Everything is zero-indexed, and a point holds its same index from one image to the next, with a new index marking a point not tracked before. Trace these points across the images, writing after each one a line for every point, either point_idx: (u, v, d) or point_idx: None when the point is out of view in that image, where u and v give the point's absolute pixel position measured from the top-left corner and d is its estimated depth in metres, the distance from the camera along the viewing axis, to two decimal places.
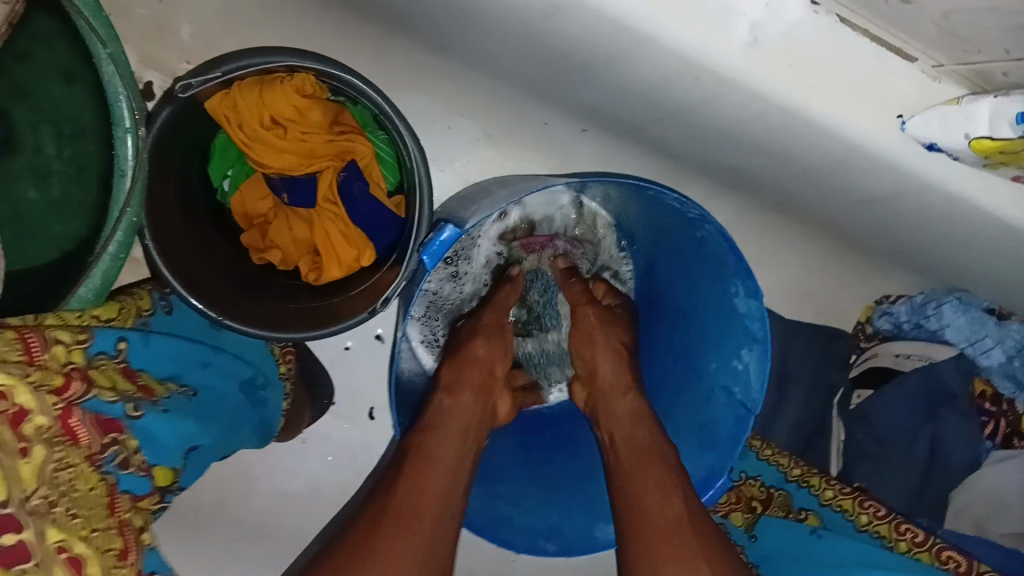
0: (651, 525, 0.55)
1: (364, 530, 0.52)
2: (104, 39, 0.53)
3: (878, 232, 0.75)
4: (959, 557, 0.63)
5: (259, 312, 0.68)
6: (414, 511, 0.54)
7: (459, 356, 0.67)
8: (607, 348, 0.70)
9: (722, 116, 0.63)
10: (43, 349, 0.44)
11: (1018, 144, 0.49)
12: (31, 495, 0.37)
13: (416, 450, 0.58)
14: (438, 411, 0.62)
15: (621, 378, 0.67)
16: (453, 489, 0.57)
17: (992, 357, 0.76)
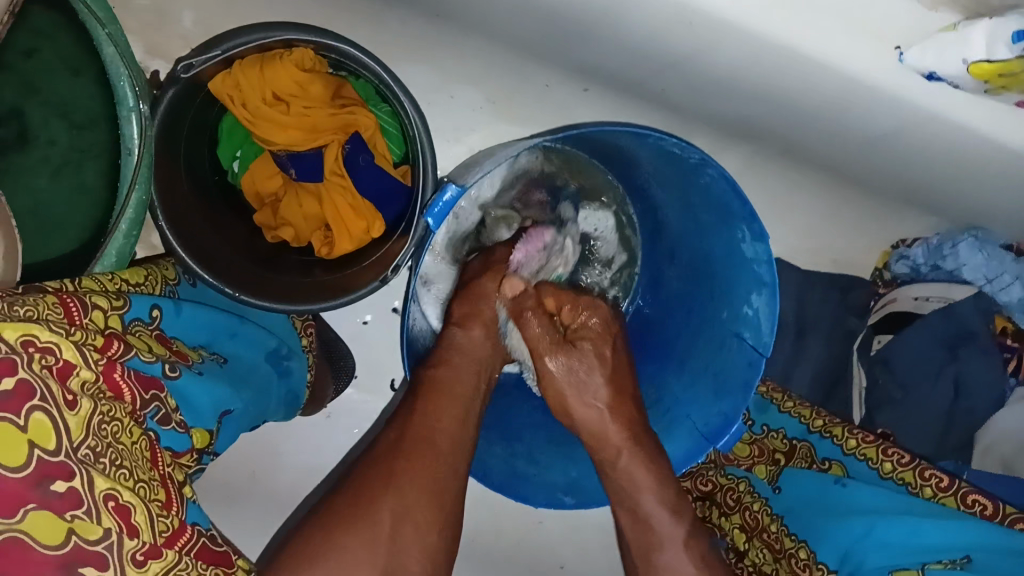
0: (635, 485, 0.60)
1: (386, 454, 0.54)
2: (104, 19, 0.57)
3: (888, 171, 0.75)
4: (986, 501, 0.58)
5: (272, 284, 0.70)
6: (434, 438, 0.56)
7: (474, 288, 0.68)
8: (588, 398, 0.63)
9: (720, 60, 0.64)
10: (83, 313, 0.46)
11: (1017, 65, 0.49)
12: (81, 445, 0.38)
13: (431, 376, 0.61)
14: (450, 344, 0.65)
15: (608, 442, 0.61)
16: (467, 414, 0.60)
17: (1011, 293, 0.78)
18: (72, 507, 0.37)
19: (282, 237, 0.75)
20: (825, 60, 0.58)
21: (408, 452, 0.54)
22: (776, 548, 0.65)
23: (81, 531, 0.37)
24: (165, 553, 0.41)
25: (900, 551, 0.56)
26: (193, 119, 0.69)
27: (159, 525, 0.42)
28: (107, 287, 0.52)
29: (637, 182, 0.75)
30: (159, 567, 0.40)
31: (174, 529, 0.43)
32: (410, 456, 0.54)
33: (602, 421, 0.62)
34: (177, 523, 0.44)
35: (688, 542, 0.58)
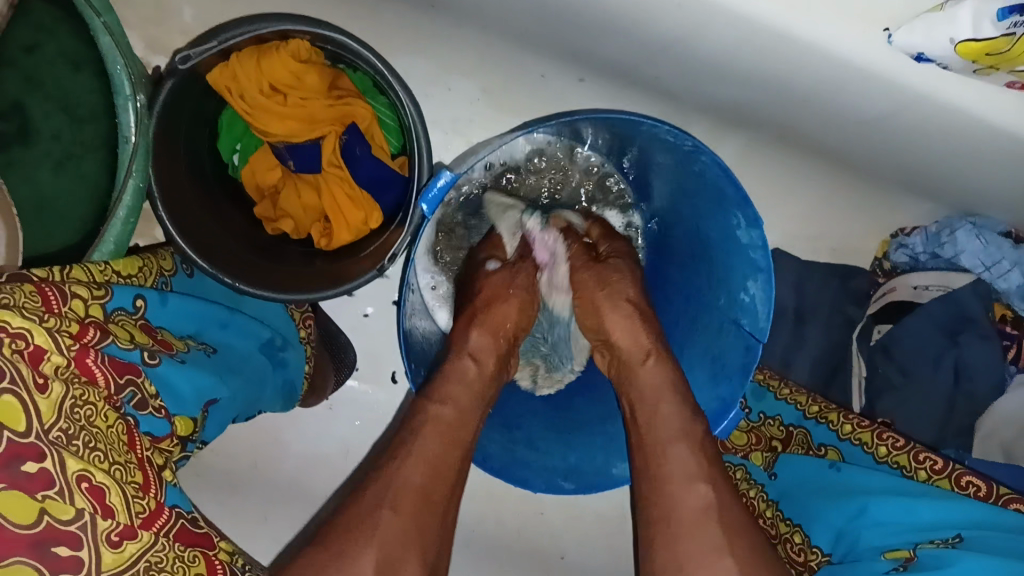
0: (656, 396, 0.61)
1: (370, 497, 0.53)
2: (100, 10, 0.59)
3: (883, 157, 0.76)
4: (980, 482, 0.58)
5: (276, 277, 0.71)
6: (425, 490, 0.55)
7: (491, 317, 0.68)
8: (610, 304, 0.68)
9: (710, 45, 0.65)
10: (62, 302, 0.47)
11: (1003, 43, 0.50)
12: (51, 428, 0.40)
13: (435, 409, 0.60)
14: (459, 376, 0.64)
15: (639, 343, 0.65)
16: (457, 462, 0.59)
17: (1009, 280, 0.78)
18: (42, 487, 0.38)
19: (282, 229, 0.76)
20: (814, 42, 0.59)
21: (394, 501, 0.53)
22: (771, 533, 0.66)
23: (54, 511, 0.39)
24: (141, 535, 0.43)
25: (894, 529, 0.57)
26: (192, 110, 0.71)
27: (135, 507, 0.43)
28: (94, 278, 0.53)
29: (639, 173, 0.75)
30: (135, 548, 0.42)
31: (151, 511, 0.44)
32: (396, 505, 0.52)
33: (634, 322, 0.66)
34: (153, 505, 0.45)
35: (711, 462, 0.56)
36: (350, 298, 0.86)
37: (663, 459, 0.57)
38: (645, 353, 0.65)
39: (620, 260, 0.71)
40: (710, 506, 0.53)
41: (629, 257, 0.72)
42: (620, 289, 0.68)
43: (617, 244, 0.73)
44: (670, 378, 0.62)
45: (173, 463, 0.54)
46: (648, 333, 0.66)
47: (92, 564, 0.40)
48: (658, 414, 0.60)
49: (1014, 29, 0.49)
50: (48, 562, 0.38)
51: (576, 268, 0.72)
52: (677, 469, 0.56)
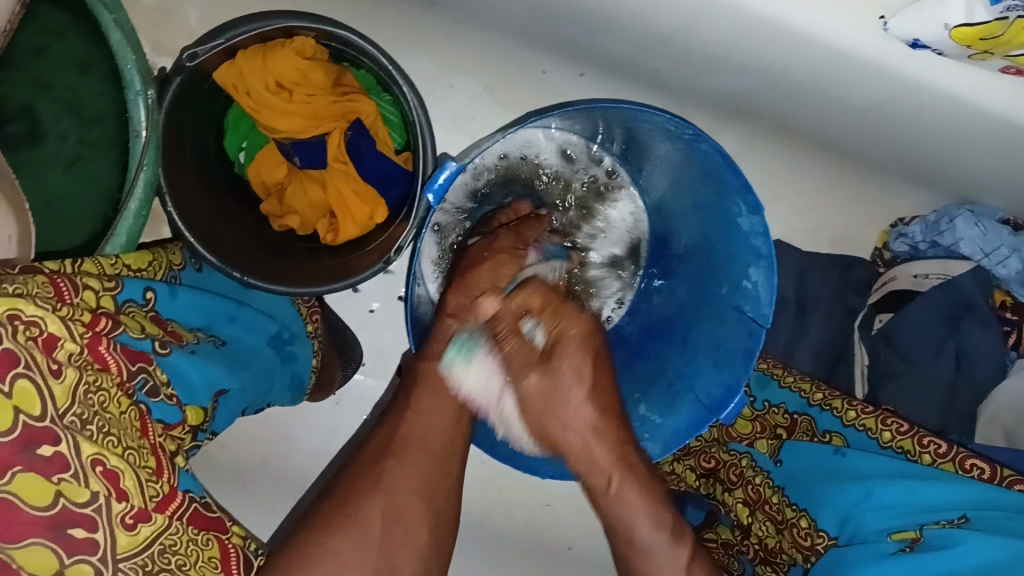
0: (616, 490, 0.62)
1: (376, 451, 0.57)
2: (111, 5, 0.61)
3: (880, 146, 0.77)
4: (983, 464, 0.59)
5: (279, 267, 0.73)
6: (430, 442, 0.58)
7: (473, 279, 0.67)
8: (574, 428, 0.65)
9: (709, 36, 0.66)
10: (74, 293, 0.47)
11: (998, 27, 0.51)
12: (66, 412, 0.40)
13: (427, 367, 0.63)
14: (447, 336, 0.65)
15: (598, 468, 0.63)
16: (460, 416, 0.62)
17: (1009, 266, 0.79)
18: (58, 470, 0.39)
19: (288, 226, 0.77)
20: (810, 30, 0.60)
21: (398, 451, 0.56)
22: (778, 519, 0.66)
23: (70, 493, 0.39)
24: (155, 518, 0.43)
25: (897, 511, 0.58)
26: (200, 108, 0.72)
27: (149, 491, 0.44)
28: (105, 271, 0.53)
29: (640, 165, 0.78)
30: (149, 531, 0.43)
31: (165, 496, 0.45)
32: (401, 455, 0.56)
33: (586, 447, 0.64)
34: (167, 489, 0.45)
35: (673, 528, 0.61)
36: (356, 294, 0.87)
37: (631, 514, 0.61)
38: (584, 439, 0.64)
39: (569, 361, 0.66)
40: (678, 570, 0.59)
41: (576, 339, 0.66)
42: (568, 399, 0.65)
43: (562, 327, 0.67)
44: (624, 471, 0.62)
45: (184, 453, 0.55)
46: (592, 411, 0.65)
47: (106, 547, 0.41)
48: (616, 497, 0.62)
49: (1007, 13, 0.50)
50: (63, 543, 0.39)
51: (524, 380, 0.66)
52: (649, 541, 0.60)
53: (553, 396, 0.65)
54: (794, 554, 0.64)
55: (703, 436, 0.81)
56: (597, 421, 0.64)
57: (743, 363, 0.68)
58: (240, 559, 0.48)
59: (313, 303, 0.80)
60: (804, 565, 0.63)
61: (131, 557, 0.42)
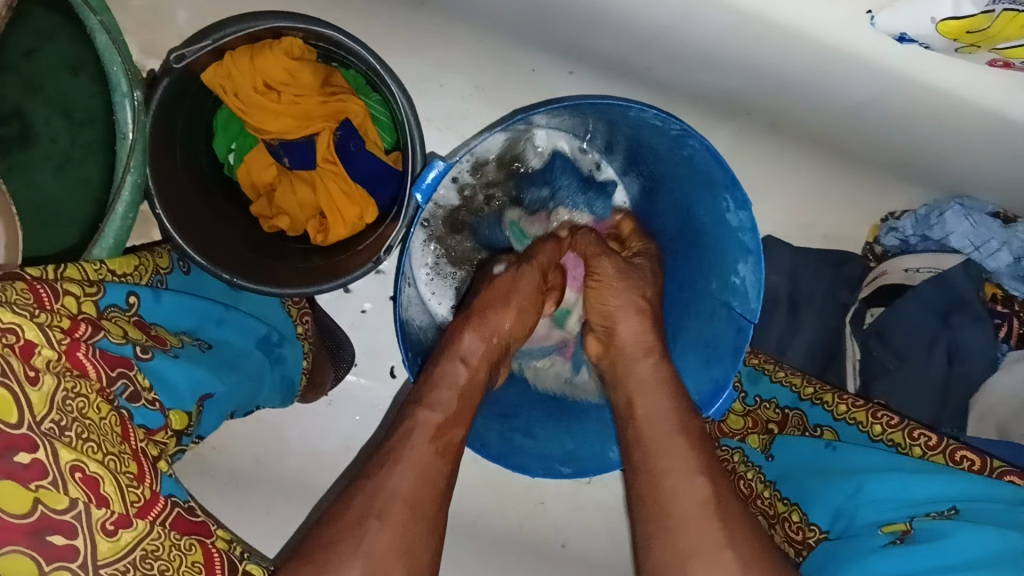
0: (647, 402, 0.62)
1: (357, 508, 0.53)
2: (96, 9, 0.61)
3: (871, 141, 0.77)
4: (973, 456, 0.58)
5: (274, 274, 0.72)
6: (413, 498, 0.55)
7: (487, 322, 0.68)
8: (612, 313, 0.70)
9: (698, 32, 0.66)
10: (54, 299, 0.48)
11: (983, 21, 0.51)
12: (43, 419, 0.40)
13: (422, 417, 0.60)
14: (452, 380, 0.64)
15: (645, 338, 0.67)
16: (448, 469, 0.59)
17: (999, 259, 0.79)
18: (37, 477, 0.39)
19: (279, 227, 0.77)
20: (798, 26, 0.60)
21: (381, 512, 0.53)
22: (770, 514, 0.66)
23: (48, 500, 0.40)
24: (137, 523, 0.43)
25: (888, 506, 0.58)
26: (189, 109, 0.72)
27: (130, 496, 0.44)
28: (88, 276, 0.53)
29: (620, 156, 0.78)
30: (130, 537, 0.43)
31: (146, 501, 0.45)
32: (384, 516, 0.53)
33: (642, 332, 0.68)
34: (149, 494, 0.46)
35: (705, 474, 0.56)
36: (349, 295, 0.87)
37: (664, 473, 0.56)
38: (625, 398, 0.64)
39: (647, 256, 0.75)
40: (697, 473, 0.56)
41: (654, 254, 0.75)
42: (637, 290, 0.71)
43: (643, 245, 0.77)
44: (663, 377, 0.64)
45: (170, 457, 0.55)
46: (651, 334, 0.68)
47: (86, 554, 0.41)
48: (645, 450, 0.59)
49: (993, 6, 0.49)
50: (42, 552, 0.40)
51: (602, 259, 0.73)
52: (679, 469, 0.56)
53: (628, 279, 0.71)
54: (786, 548, 0.64)
55: None
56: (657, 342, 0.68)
57: (733, 360, 0.68)
58: (225, 564, 0.47)
59: (304, 303, 0.81)
60: (795, 559, 0.63)
61: (111, 562, 0.42)
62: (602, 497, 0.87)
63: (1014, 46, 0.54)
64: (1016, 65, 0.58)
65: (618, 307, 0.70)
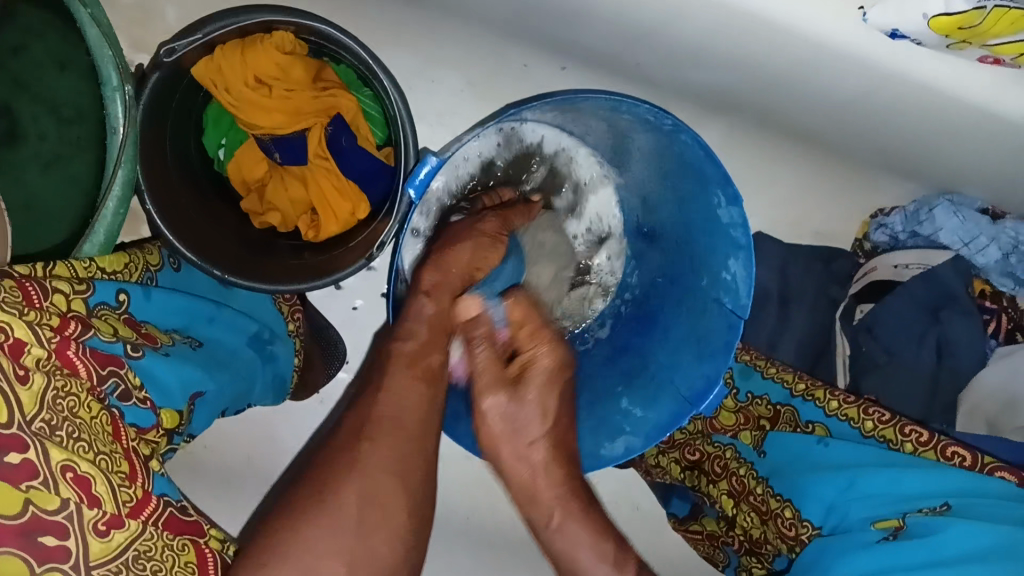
0: (550, 507, 0.62)
1: (349, 436, 0.54)
2: (86, 1, 0.61)
3: (861, 137, 0.77)
4: (964, 452, 0.58)
5: (265, 268, 0.72)
6: (402, 422, 0.56)
7: (445, 259, 0.69)
8: (523, 429, 0.65)
9: (690, 28, 0.66)
10: (43, 296, 0.47)
11: (975, 17, 0.51)
12: (34, 419, 0.40)
13: (401, 348, 0.62)
14: (420, 315, 0.65)
15: (532, 474, 0.64)
16: (433, 393, 0.60)
17: (988, 254, 0.79)
18: (26, 478, 0.39)
19: (269, 224, 0.77)
20: (790, 21, 0.60)
21: (371, 434, 0.54)
22: (763, 510, 0.67)
23: (39, 501, 0.39)
24: (129, 523, 0.43)
25: (881, 501, 0.58)
26: (179, 105, 0.72)
27: (122, 496, 0.43)
28: (77, 274, 0.53)
29: (630, 167, 0.78)
30: (122, 538, 0.42)
31: (139, 500, 0.44)
32: (375, 438, 0.53)
33: (530, 478, 0.64)
34: (140, 493, 0.45)
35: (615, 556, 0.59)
36: (339, 292, 0.86)
37: (579, 548, 0.60)
38: (531, 474, 0.64)
39: (542, 350, 0.68)
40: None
41: (547, 367, 0.67)
42: (522, 410, 0.65)
43: (535, 352, 0.68)
44: (573, 525, 0.61)
45: (161, 456, 0.54)
46: (550, 451, 0.64)
47: (79, 555, 0.40)
48: (566, 552, 0.60)
49: (985, 2, 0.50)
50: (34, 552, 0.39)
51: (489, 395, 0.66)
52: (592, 575, 0.59)
53: (511, 387, 0.66)
54: (778, 544, 0.64)
55: (687, 430, 0.81)
56: (553, 460, 0.63)
57: (723, 357, 0.68)
58: (217, 563, 0.47)
59: (295, 300, 0.80)
60: (789, 556, 0.63)
61: (104, 563, 0.41)
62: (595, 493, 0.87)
63: (1005, 42, 0.54)
64: (1005, 61, 0.58)
65: (505, 402, 0.66)
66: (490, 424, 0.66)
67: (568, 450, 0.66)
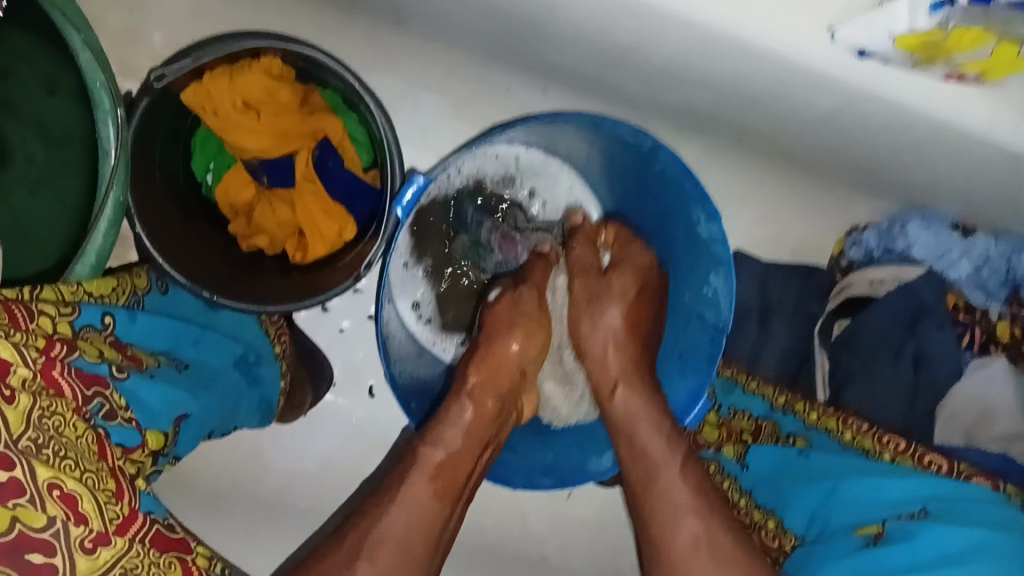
0: (634, 429, 0.64)
1: (346, 553, 0.53)
2: (78, 25, 0.61)
3: (833, 155, 0.80)
4: (941, 460, 0.60)
5: (267, 292, 0.74)
6: (406, 543, 0.55)
7: (493, 354, 0.69)
8: (602, 332, 0.70)
9: (664, 51, 0.68)
10: (29, 319, 0.47)
11: (938, 33, 0.54)
12: (20, 438, 0.40)
13: (429, 458, 0.61)
14: (456, 421, 0.64)
15: (607, 376, 0.68)
16: (444, 509, 0.59)
17: (959, 269, 0.83)
18: (13, 496, 0.39)
19: (257, 246, 0.78)
20: (766, 45, 0.61)
21: (370, 552, 0.53)
22: (747, 522, 0.67)
23: (25, 519, 0.39)
24: (115, 541, 0.43)
25: (863, 510, 0.58)
26: (166, 129, 0.73)
27: (109, 514, 0.44)
28: (63, 297, 0.53)
29: (631, 211, 0.79)
30: (109, 555, 0.43)
31: (125, 518, 0.45)
32: (373, 559, 0.52)
33: (605, 365, 0.69)
34: (127, 511, 0.45)
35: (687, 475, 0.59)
36: (326, 312, 0.87)
37: (655, 471, 0.60)
38: (627, 414, 0.65)
39: (624, 280, 0.71)
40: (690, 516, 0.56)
41: (636, 274, 0.72)
42: (607, 314, 0.70)
43: (626, 255, 0.74)
44: (656, 443, 0.61)
45: (147, 477, 0.54)
46: (620, 363, 0.69)
47: (67, 571, 0.40)
48: (642, 443, 0.62)
49: (947, 21, 0.53)
50: (20, 569, 0.39)
51: (580, 275, 0.74)
52: (660, 458, 0.60)
53: (596, 301, 0.72)
54: (762, 557, 0.64)
55: (672, 446, 0.82)
56: (626, 372, 0.68)
57: (706, 367, 0.70)
58: None
59: (280, 322, 0.81)
60: (772, 568, 0.63)
61: None
62: (583, 510, 0.87)
63: (968, 59, 0.57)
64: (970, 78, 0.61)
65: (591, 322, 0.71)
66: (590, 355, 0.70)
67: (644, 350, 0.71)
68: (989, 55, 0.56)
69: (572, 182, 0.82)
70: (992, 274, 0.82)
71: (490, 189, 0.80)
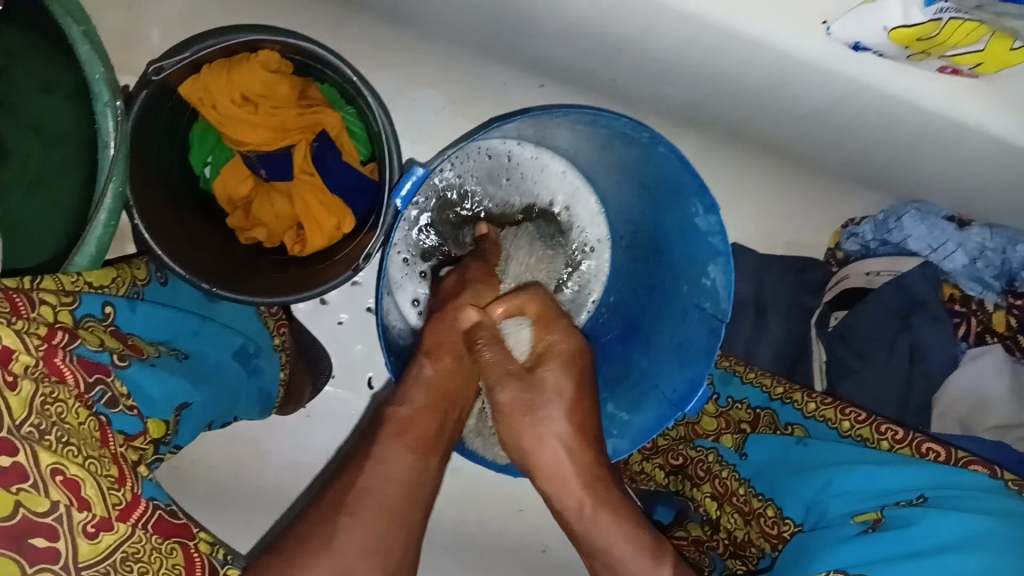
0: (601, 539, 0.61)
1: (329, 511, 0.53)
2: (79, 19, 0.62)
3: (828, 148, 0.80)
4: (939, 447, 0.60)
5: (252, 277, 0.75)
6: (385, 496, 0.55)
7: (445, 316, 0.70)
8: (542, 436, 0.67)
9: (659, 46, 0.69)
10: (30, 308, 0.47)
11: (932, 28, 0.54)
12: (23, 423, 0.40)
13: (394, 413, 0.62)
14: (417, 378, 0.66)
15: (572, 494, 0.64)
16: (423, 464, 0.59)
17: (955, 260, 0.83)
18: (16, 480, 0.39)
19: (256, 239, 0.79)
20: (761, 39, 0.62)
21: (352, 509, 0.53)
22: (745, 510, 0.68)
23: (29, 503, 0.39)
24: (117, 526, 0.43)
25: (860, 496, 0.59)
26: (164, 124, 0.73)
27: (111, 499, 0.44)
28: (63, 286, 0.53)
29: (630, 204, 0.79)
30: (111, 540, 0.43)
31: (127, 503, 0.45)
32: (354, 513, 0.53)
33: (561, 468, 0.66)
34: (129, 497, 0.46)
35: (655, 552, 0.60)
36: (324, 307, 0.87)
37: (618, 565, 0.60)
38: (578, 507, 0.64)
39: (558, 376, 0.69)
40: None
41: (567, 366, 0.70)
42: (549, 415, 0.67)
43: (551, 340, 0.71)
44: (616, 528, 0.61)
45: (147, 465, 0.55)
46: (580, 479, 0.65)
47: (68, 556, 0.41)
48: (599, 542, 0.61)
49: (941, 15, 0.53)
50: (24, 554, 0.39)
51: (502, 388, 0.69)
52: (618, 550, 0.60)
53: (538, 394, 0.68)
54: (761, 544, 0.65)
55: (671, 436, 0.83)
56: (577, 452, 0.66)
57: (704, 359, 0.70)
58: (205, 566, 0.48)
59: (280, 315, 0.81)
60: (772, 555, 0.64)
61: (91, 565, 0.42)
62: None
63: (963, 53, 0.57)
64: (963, 71, 0.61)
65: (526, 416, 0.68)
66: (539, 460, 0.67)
67: (590, 434, 0.68)
68: (983, 49, 0.56)
69: (566, 171, 0.82)
70: (987, 266, 0.82)
71: (484, 184, 0.80)
